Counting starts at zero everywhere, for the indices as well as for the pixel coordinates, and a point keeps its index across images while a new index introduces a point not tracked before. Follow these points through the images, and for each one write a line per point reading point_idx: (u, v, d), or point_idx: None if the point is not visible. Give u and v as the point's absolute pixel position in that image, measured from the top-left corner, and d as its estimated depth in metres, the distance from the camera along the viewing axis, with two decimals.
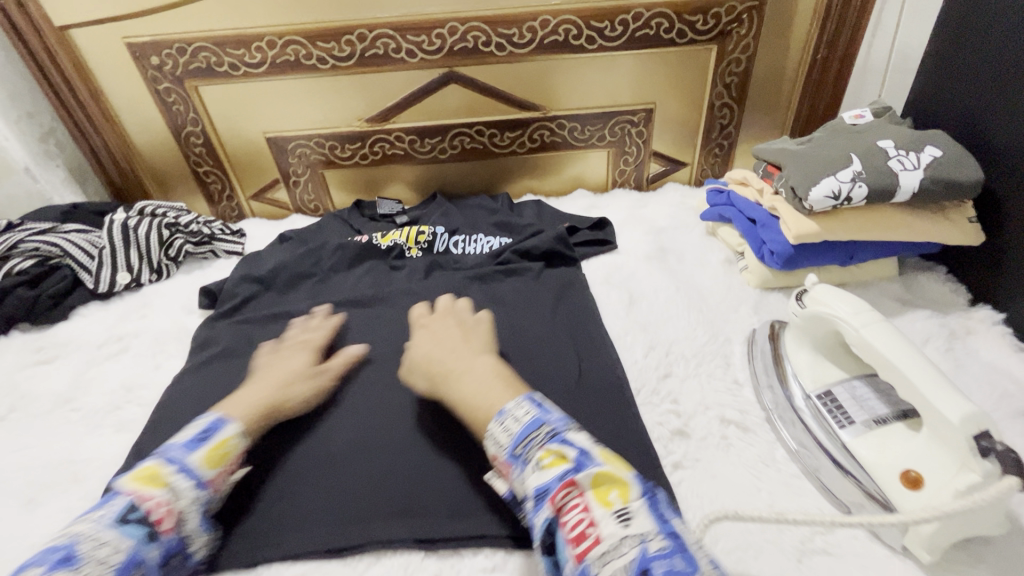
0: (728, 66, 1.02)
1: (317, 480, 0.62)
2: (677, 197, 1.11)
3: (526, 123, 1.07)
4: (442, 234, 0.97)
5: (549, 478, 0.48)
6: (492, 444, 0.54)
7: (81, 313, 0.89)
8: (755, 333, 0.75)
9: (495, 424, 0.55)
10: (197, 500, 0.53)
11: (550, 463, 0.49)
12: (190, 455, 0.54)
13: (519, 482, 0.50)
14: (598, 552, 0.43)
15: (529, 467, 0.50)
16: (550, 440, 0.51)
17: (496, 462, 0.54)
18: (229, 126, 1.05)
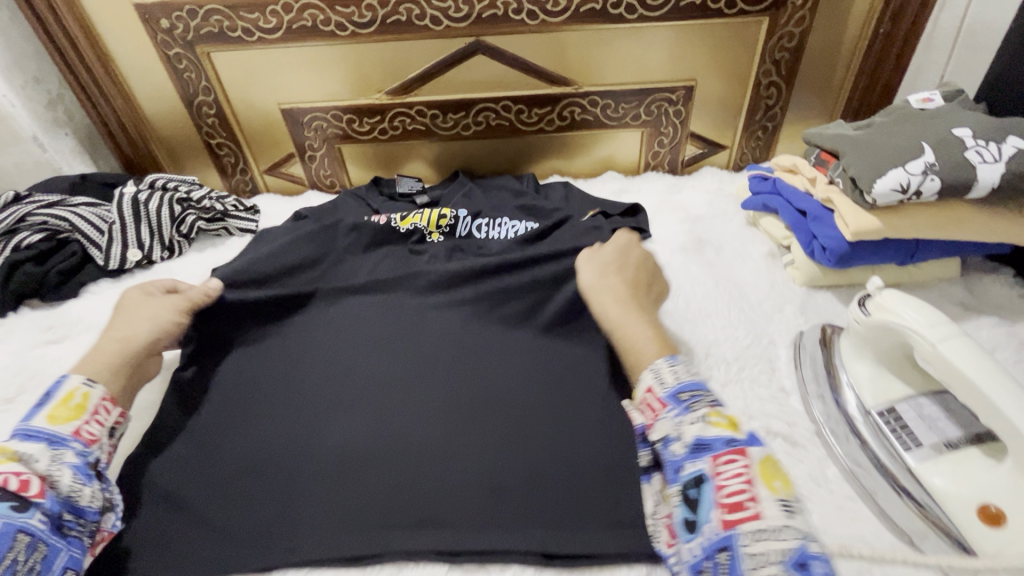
0: (780, 40, 0.94)
1: (330, 484, 0.58)
2: (714, 183, 1.04)
3: (557, 98, 1.00)
4: (464, 216, 0.92)
5: (715, 436, 0.49)
6: (653, 379, 0.55)
7: (92, 290, 0.86)
8: (802, 336, 0.69)
9: (665, 365, 0.55)
10: (61, 456, 0.53)
11: (717, 423, 0.50)
12: (32, 421, 0.54)
13: (671, 424, 0.52)
14: (753, 528, 0.44)
15: (691, 417, 0.51)
16: (718, 405, 0.52)
17: (647, 395, 0.55)
18: (243, 96, 1.00)
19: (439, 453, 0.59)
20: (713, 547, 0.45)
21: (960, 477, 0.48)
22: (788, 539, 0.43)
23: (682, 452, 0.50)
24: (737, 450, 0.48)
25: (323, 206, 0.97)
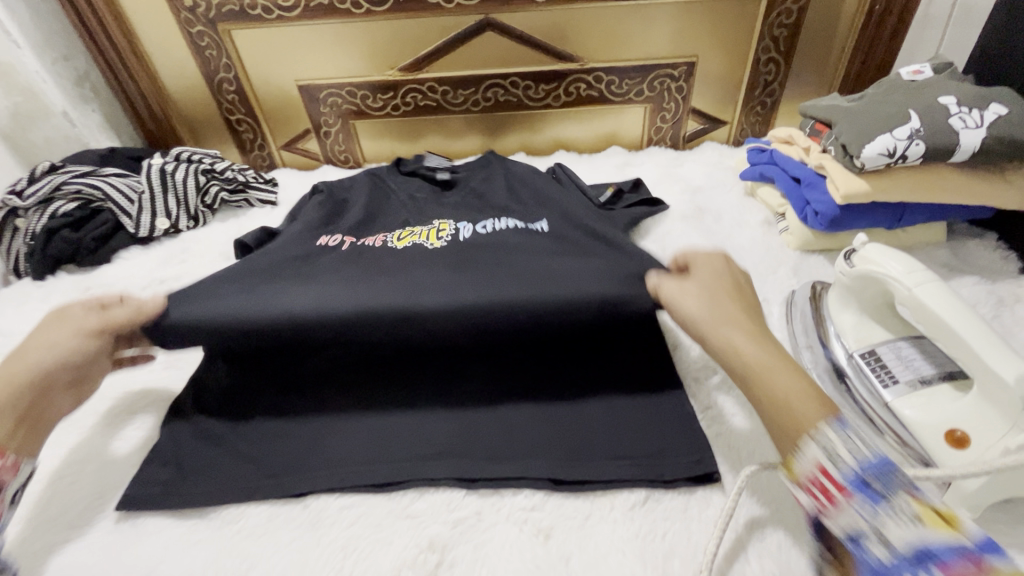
0: (778, 17, 0.97)
1: (359, 425, 0.64)
2: (714, 157, 1.08)
3: (563, 75, 1.04)
4: (467, 226, 0.76)
5: (935, 539, 0.35)
6: (820, 452, 0.41)
7: (124, 256, 0.92)
8: (794, 294, 0.74)
9: (834, 432, 0.41)
10: None
11: (932, 524, 0.36)
12: None
13: (861, 515, 0.38)
14: None
15: (890, 512, 0.37)
16: (920, 491, 0.38)
17: (814, 475, 0.41)
18: (261, 73, 1.04)
19: (454, 397, 0.65)
20: None
21: (930, 408, 0.53)
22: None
23: (886, 557, 0.36)
24: (974, 564, 0.33)
25: (327, 193, 0.89)
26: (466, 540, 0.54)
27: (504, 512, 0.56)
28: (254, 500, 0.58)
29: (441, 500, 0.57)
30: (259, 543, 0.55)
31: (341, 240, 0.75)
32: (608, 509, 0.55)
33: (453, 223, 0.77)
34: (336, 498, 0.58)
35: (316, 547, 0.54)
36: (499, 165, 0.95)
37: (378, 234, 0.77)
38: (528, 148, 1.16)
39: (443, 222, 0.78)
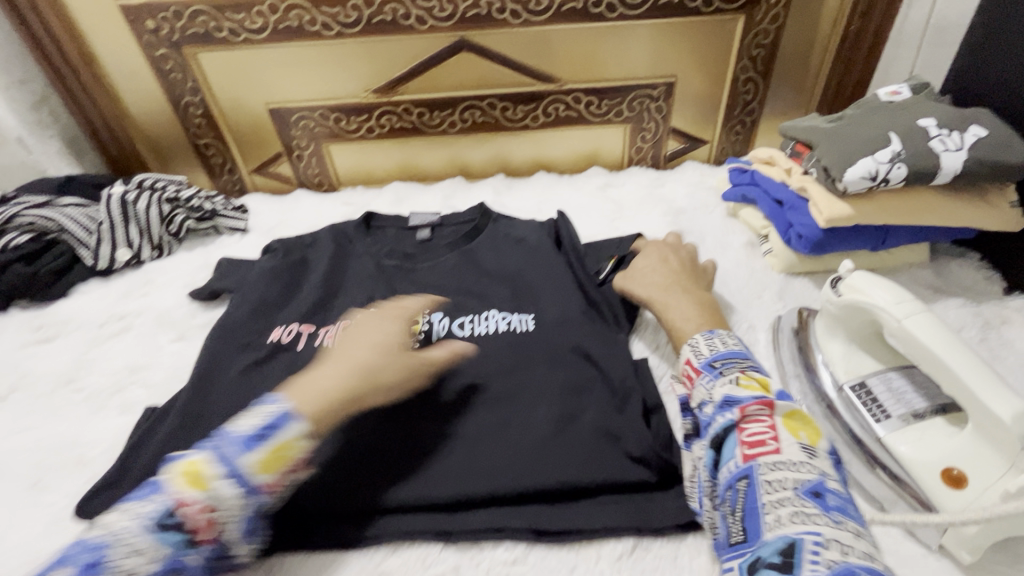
0: (755, 38, 0.97)
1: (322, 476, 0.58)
2: (695, 177, 1.07)
3: (541, 96, 1.02)
4: (440, 320, 0.74)
5: (744, 393, 0.52)
6: (691, 351, 0.59)
7: (81, 290, 0.87)
8: (780, 321, 0.72)
9: (701, 339, 0.60)
10: (242, 508, 0.46)
11: (748, 385, 0.52)
12: (241, 459, 0.47)
13: (706, 387, 0.54)
14: (771, 460, 0.46)
15: (722, 379, 0.54)
16: (751, 370, 0.54)
17: (687, 366, 0.59)
18: (230, 96, 1.01)
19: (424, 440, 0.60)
20: (735, 477, 0.47)
21: (925, 444, 0.51)
22: (809, 474, 0.45)
23: (711, 410, 0.52)
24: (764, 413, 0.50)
25: (289, 256, 0.87)
26: None
27: (483, 566, 0.53)
28: None
29: (417, 555, 0.55)
30: None
31: (298, 332, 0.76)
32: (594, 560, 0.53)
33: (426, 311, 0.76)
34: (303, 559, 0.55)
35: None
36: (482, 223, 0.90)
37: (342, 322, 0.76)
38: (508, 168, 1.14)
39: (415, 309, 0.78)
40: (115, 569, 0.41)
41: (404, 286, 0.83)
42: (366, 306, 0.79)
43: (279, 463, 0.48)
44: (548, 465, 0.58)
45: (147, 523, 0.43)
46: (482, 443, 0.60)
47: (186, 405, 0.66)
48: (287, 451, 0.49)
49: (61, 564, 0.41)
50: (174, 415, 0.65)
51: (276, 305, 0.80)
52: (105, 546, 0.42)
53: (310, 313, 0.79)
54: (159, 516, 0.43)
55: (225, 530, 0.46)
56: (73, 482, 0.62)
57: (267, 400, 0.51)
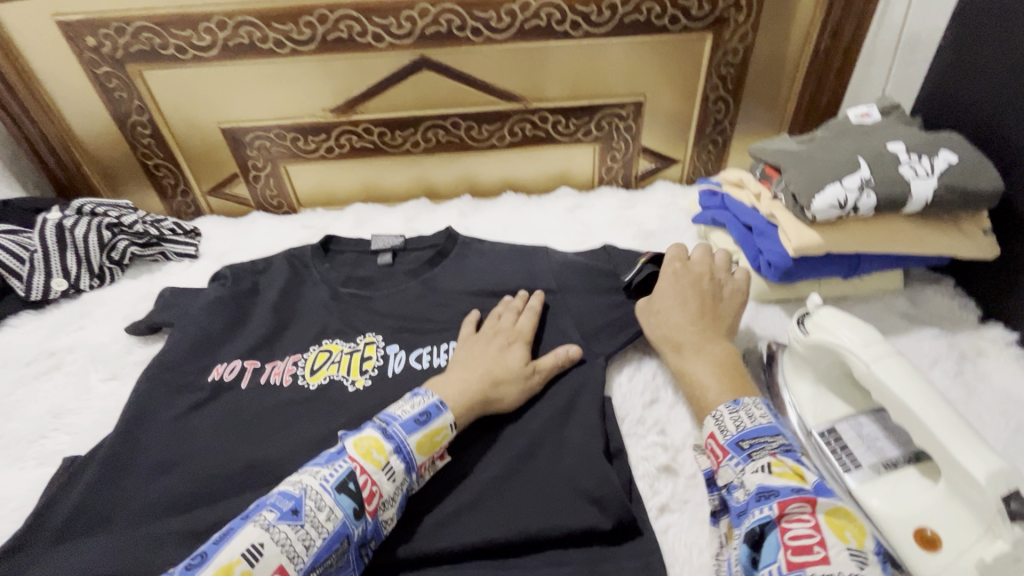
0: (725, 56, 0.94)
1: None
2: (666, 197, 1.04)
3: (506, 115, 0.99)
4: (396, 353, 0.73)
5: (779, 484, 0.46)
6: (714, 425, 0.54)
7: (12, 324, 0.81)
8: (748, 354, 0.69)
9: (726, 412, 0.54)
10: (404, 484, 0.52)
11: (782, 472, 0.47)
12: (408, 437, 0.54)
13: (734, 471, 0.49)
14: (821, 572, 0.40)
15: (752, 464, 0.48)
16: (783, 453, 0.49)
17: (710, 442, 0.53)
18: (180, 115, 0.96)
19: None
20: None
21: (897, 498, 0.47)
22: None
23: (745, 497, 0.47)
24: (806, 508, 0.44)
25: (235, 284, 0.82)
26: None
27: None
28: None
29: None
30: None
31: (241, 368, 0.71)
32: None
33: (381, 344, 0.74)
34: None
35: None
36: (447, 247, 0.87)
37: (292, 358, 0.73)
38: (475, 188, 1.10)
39: (369, 342, 0.74)
40: (308, 520, 0.47)
41: (360, 317, 0.78)
42: (316, 340, 0.75)
43: (433, 447, 0.55)
44: (496, 516, 0.54)
45: (330, 484, 0.49)
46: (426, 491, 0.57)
47: (113, 452, 0.62)
48: (439, 437, 0.56)
49: (266, 507, 0.48)
50: (94, 468, 0.60)
51: (219, 339, 0.75)
52: (301, 497, 0.48)
53: (256, 348, 0.74)
54: (354, 478, 0.50)
55: (386, 503, 0.51)
56: None
57: (420, 392, 0.59)
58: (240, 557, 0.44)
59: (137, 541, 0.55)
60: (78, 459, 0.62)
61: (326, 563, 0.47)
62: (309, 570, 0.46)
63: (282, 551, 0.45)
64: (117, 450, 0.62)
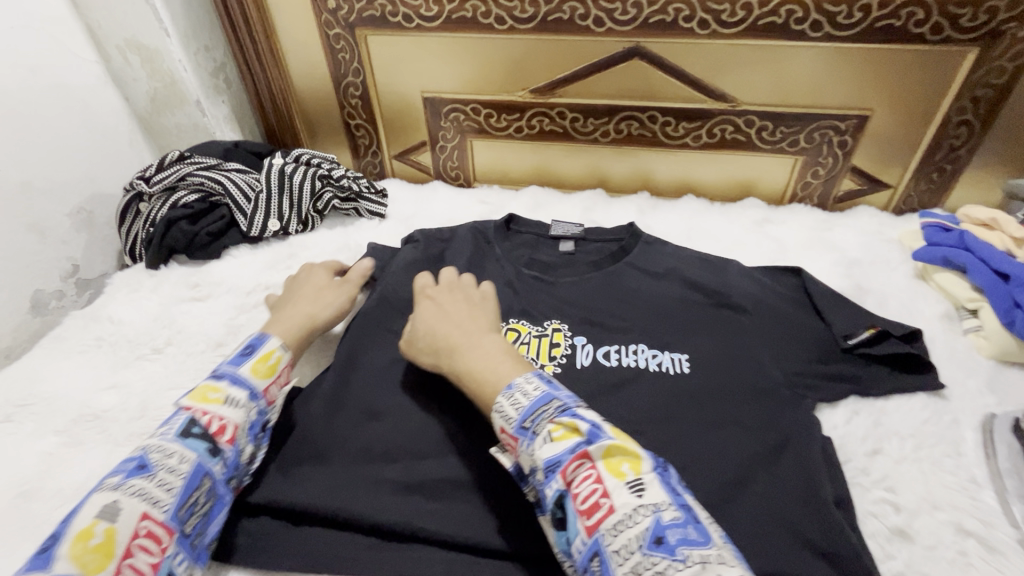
0: (985, 76, 0.83)
1: (461, 505, 0.55)
2: (872, 225, 0.94)
3: (709, 114, 0.93)
4: (584, 346, 0.71)
5: (559, 450, 0.46)
6: (500, 418, 0.51)
7: (233, 254, 0.90)
8: (995, 422, 0.60)
9: (503, 400, 0.52)
10: (253, 409, 0.56)
11: (560, 436, 0.47)
12: (240, 368, 0.58)
13: (527, 455, 0.48)
14: (610, 523, 0.42)
15: (539, 441, 0.48)
16: (560, 415, 0.48)
17: (503, 435, 0.51)
18: (390, 81, 1.01)
19: None
20: (588, 557, 0.43)
21: None
22: (641, 519, 0.42)
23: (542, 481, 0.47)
24: (586, 459, 0.46)
25: (428, 250, 0.85)
26: None
27: None
28: None
29: None
30: None
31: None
32: None
33: (569, 333, 0.72)
34: None
35: None
36: (630, 243, 0.83)
37: None
38: (651, 187, 1.06)
39: (557, 329, 0.73)
40: (159, 467, 0.48)
41: (543, 301, 0.77)
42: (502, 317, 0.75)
43: (269, 370, 0.60)
44: None
45: (171, 434, 0.50)
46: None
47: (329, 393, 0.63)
48: (272, 360, 0.61)
49: (109, 475, 0.47)
50: (315, 406, 0.62)
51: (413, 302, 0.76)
52: (142, 454, 0.49)
53: None
54: (192, 423, 0.51)
55: (242, 432, 0.54)
56: None
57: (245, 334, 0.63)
58: (96, 519, 0.43)
59: (350, 487, 0.56)
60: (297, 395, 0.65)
61: (192, 500, 0.48)
62: (177, 508, 0.47)
63: (140, 500, 0.45)
64: (336, 392, 0.64)
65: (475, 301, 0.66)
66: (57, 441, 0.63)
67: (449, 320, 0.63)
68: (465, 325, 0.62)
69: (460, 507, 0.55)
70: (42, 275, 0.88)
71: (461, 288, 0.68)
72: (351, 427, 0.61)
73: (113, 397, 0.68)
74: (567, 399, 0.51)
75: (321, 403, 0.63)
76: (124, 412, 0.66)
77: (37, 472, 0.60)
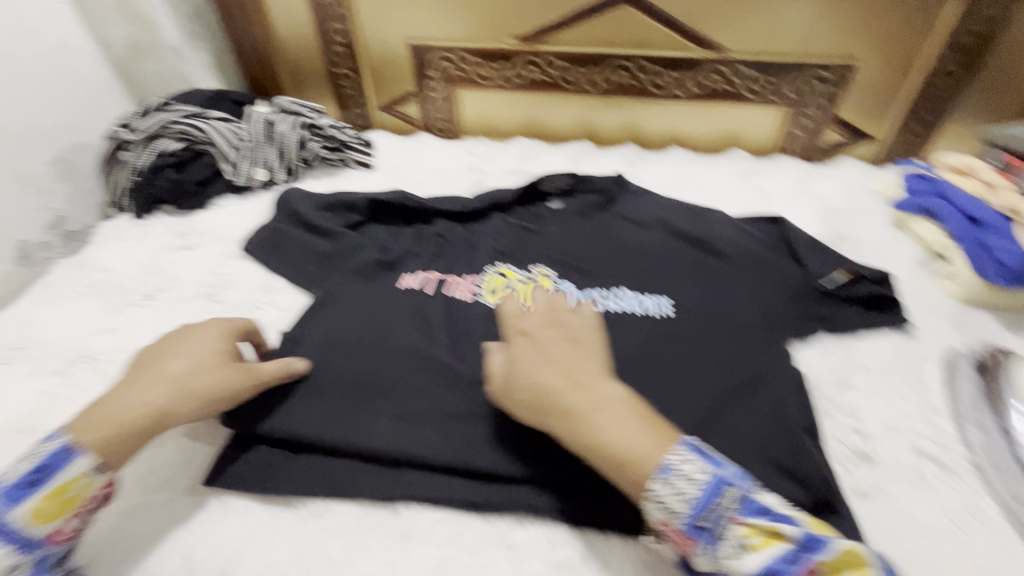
0: (972, 24, 0.83)
1: (449, 433, 0.55)
2: (855, 176, 0.96)
3: (697, 63, 0.93)
4: (571, 290, 0.70)
5: (768, 560, 0.40)
6: (658, 509, 0.43)
7: (219, 204, 0.89)
8: (959, 358, 0.63)
9: (658, 486, 0.42)
10: (22, 560, 0.44)
11: (760, 541, 0.41)
12: (12, 511, 0.44)
13: (709, 558, 0.42)
14: None
15: (727, 542, 0.41)
16: (742, 509, 0.42)
17: (663, 528, 0.43)
18: (375, 28, 0.99)
19: None
20: None
21: None
22: None
23: None
24: (805, 569, 0.40)
25: (414, 200, 0.82)
26: None
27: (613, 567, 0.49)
28: (345, 497, 0.53)
29: (544, 534, 0.51)
30: (346, 545, 0.50)
31: (426, 278, 0.72)
32: None
33: (556, 278, 0.73)
34: (425, 511, 0.52)
35: (406, 563, 0.49)
36: (615, 192, 0.85)
37: (472, 277, 0.72)
38: (640, 139, 1.06)
39: (545, 276, 0.73)
40: None
41: (531, 248, 0.77)
42: (490, 262, 0.75)
43: (60, 509, 0.46)
44: None
45: None
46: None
47: (324, 336, 0.64)
48: (70, 491, 0.46)
49: None
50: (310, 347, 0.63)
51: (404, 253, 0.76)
52: None
53: (435, 261, 0.75)
54: None
55: None
56: None
57: (50, 437, 0.48)
58: None
59: (342, 418, 0.57)
60: (287, 335, 0.65)
61: None
62: None
63: None
64: (330, 331, 0.63)
65: (577, 336, 0.54)
66: (56, 381, 0.64)
67: (552, 366, 0.50)
68: (574, 371, 0.49)
69: (448, 435, 0.55)
70: (26, 224, 0.87)
71: (563, 318, 0.55)
72: (341, 363, 0.60)
73: (108, 340, 0.69)
74: (734, 479, 0.42)
75: (312, 343, 0.63)
76: (120, 354, 0.67)
77: (37, 409, 0.62)
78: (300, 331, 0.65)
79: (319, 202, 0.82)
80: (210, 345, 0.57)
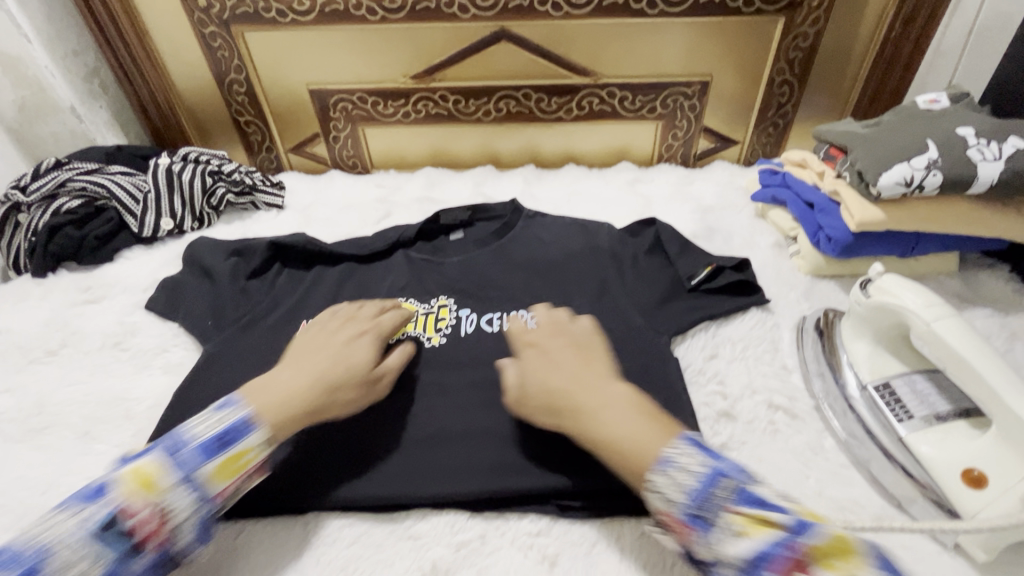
0: (795, 40, 0.97)
1: (347, 458, 0.58)
2: (725, 176, 1.08)
3: (576, 89, 1.04)
4: (469, 315, 0.71)
5: (762, 544, 0.40)
6: (659, 499, 0.45)
7: (126, 255, 0.90)
8: (805, 321, 0.73)
9: (659, 477, 0.45)
10: (196, 513, 0.47)
11: (754, 527, 0.41)
12: (198, 468, 0.47)
13: (705, 546, 0.43)
14: None
15: (721, 532, 0.42)
16: (739, 499, 0.43)
17: (665, 516, 0.45)
18: (274, 76, 1.04)
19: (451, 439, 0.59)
20: None
21: (945, 444, 0.53)
22: None
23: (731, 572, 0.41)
24: (795, 556, 0.39)
25: (316, 244, 0.80)
26: (471, 564, 0.52)
27: (508, 537, 0.54)
28: (254, 518, 0.56)
29: (444, 521, 0.55)
30: (257, 561, 0.53)
31: None
32: (616, 537, 0.53)
33: (454, 307, 0.72)
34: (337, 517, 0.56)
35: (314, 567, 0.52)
36: (513, 220, 0.84)
37: None
38: (537, 159, 1.15)
39: (444, 304, 0.73)
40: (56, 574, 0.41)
41: (432, 280, 0.77)
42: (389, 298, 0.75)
43: (233, 472, 0.49)
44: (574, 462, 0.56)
45: (88, 530, 0.43)
46: (530, 436, 0.58)
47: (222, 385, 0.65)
48: (242, 460, 0.50)
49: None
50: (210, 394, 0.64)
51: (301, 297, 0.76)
52: (45, 549, 0.41)
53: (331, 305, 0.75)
54: (127, 530, 0.44)
55: (174, 535, 0.46)
56: (119, 435, 0.64)
57: (228, 404, 0.52)
58: None
59: None
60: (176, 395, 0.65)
61: None
62: None
63: None
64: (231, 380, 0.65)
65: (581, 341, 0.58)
66: None
67: (563, 370, 0.55)
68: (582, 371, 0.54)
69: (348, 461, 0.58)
70: None
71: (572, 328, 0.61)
72: None
73: (9, 400, 0.68)
74: (730, 471, 0.45)
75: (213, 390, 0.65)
76: (23, 412, 0.67)
77: None
78: (196, 383, 0.66)
79: (224, 250, 0.81)
80: (359, 354, 0.60)
